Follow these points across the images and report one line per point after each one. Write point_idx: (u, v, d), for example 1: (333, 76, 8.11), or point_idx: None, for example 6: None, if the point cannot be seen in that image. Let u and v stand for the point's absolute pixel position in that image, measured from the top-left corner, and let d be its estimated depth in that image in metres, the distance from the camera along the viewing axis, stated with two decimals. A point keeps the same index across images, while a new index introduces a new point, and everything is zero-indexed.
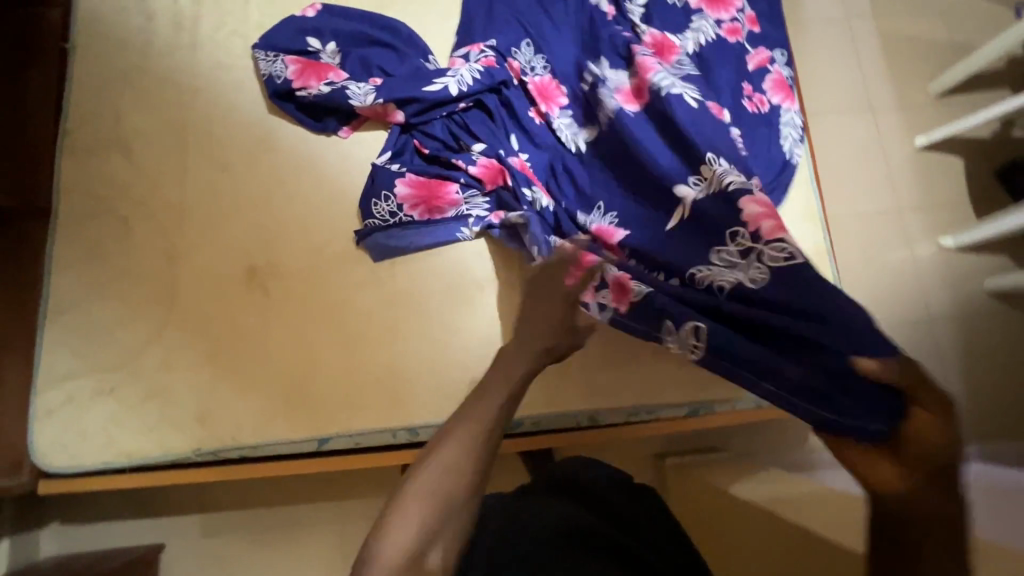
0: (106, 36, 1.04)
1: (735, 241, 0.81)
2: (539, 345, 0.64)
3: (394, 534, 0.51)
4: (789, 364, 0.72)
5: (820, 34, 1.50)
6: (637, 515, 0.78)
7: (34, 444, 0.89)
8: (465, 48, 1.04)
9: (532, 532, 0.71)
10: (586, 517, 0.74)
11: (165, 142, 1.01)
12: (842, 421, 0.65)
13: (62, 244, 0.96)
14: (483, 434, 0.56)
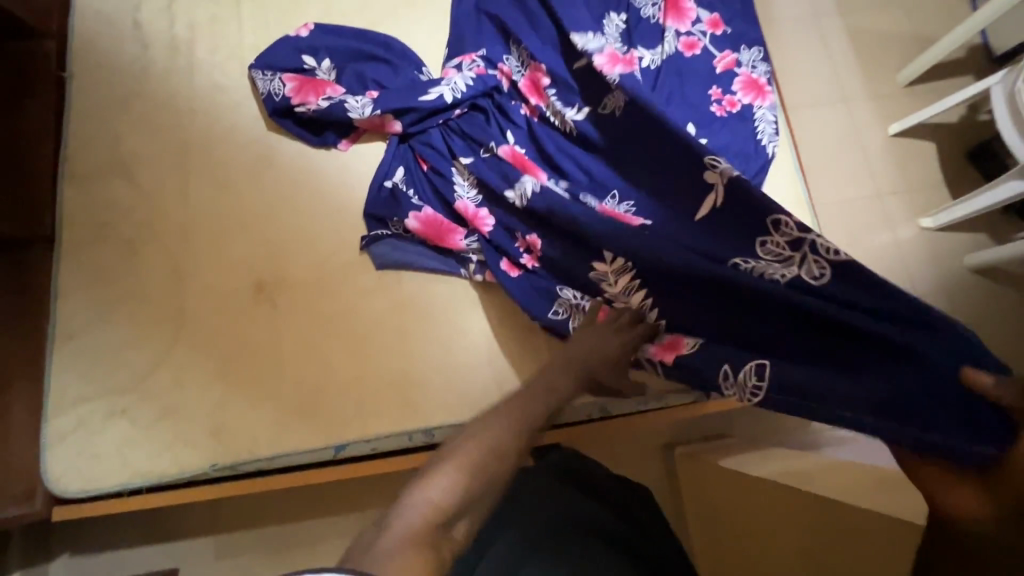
0: (102, 65, 1.06)
1: (779, 230, 0.72)
2: (576, 373, 0.73)
3: (433, 485, 0.54)
4: (867, 382, 0.63)
5: (791, 32, 1.56)
6: (640, 513, 0.81)
7: (47, 470, 0.88)
8: (458, 58, 1.08)
9: (549, 529, 0.72)
10: (601, 514, 0.76)
11: (166, 164, 1.02)
12: (947, 444, 0.57)
13: (67, 269, 0.97)
14: (523, 433, 0.62)
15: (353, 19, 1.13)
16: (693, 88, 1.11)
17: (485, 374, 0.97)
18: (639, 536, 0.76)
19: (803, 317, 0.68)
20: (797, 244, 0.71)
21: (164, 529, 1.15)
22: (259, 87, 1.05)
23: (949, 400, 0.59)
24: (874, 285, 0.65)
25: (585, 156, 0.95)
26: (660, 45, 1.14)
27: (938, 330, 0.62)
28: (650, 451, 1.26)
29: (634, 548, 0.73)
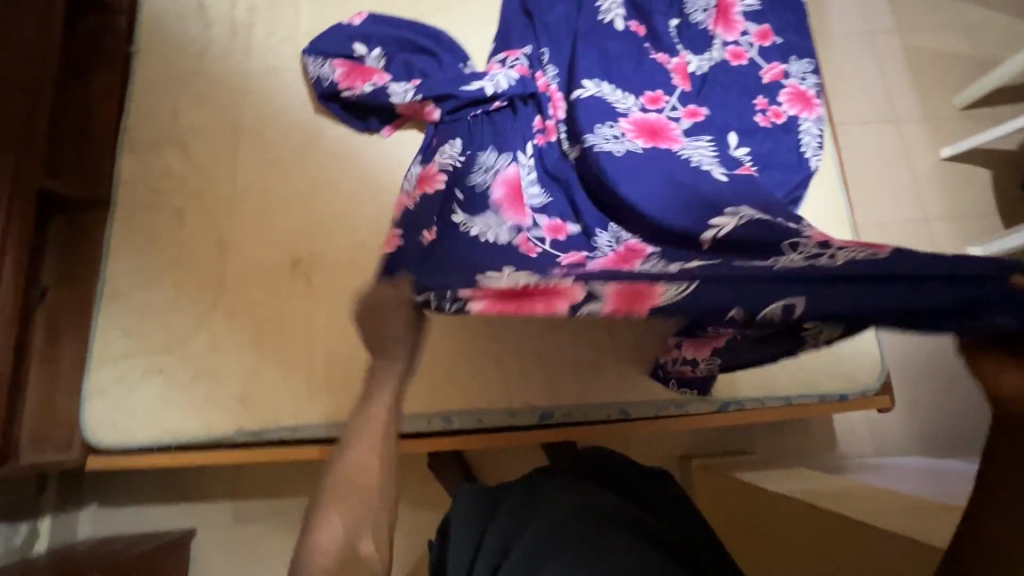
0: (167, 41, 1.11)
1: (795, 250, 0.60)
2: (404, 353, 0.72)
3: (326, 533, 0.57)
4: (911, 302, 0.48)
5: (843, 47, 1.53)
6: (653, 494, 0.81)
7: (87, 420, 0.93)
8: (502, 55, 1.10)
9: (559, 511, 0.74)
10: (610, 496, 0.76)
11: (218, 139, 1.07)
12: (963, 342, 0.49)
13: (119, 231, 1.02)
14: (383, 436, 0.66)
15: (404, 11, 1.16)
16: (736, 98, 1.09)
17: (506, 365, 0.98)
18: (660, 522, 0.75)
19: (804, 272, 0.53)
20: (817, 255, 0.57)
21: (188, 489, 1.19)
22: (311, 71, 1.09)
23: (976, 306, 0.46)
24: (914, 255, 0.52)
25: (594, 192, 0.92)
26: (709, 51, 1.13)
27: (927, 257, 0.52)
28: (666, 461, 1.25)
29: (655, 532, 0.72)
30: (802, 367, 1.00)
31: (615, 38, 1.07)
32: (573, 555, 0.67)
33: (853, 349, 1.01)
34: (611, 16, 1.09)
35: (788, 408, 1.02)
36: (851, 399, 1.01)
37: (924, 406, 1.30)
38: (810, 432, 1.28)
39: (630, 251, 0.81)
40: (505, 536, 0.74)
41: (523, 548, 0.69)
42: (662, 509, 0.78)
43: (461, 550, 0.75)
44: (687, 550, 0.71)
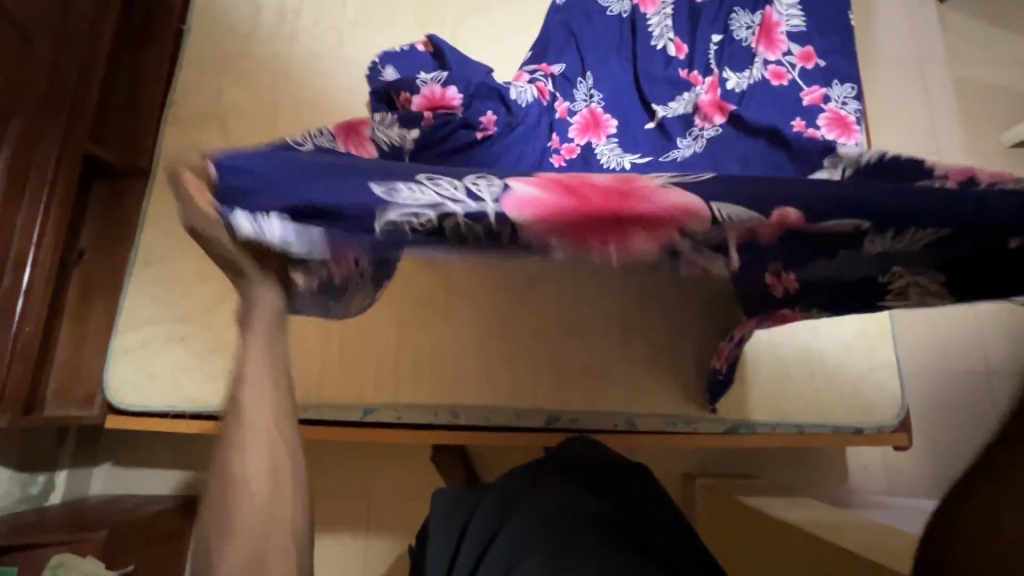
0: (217, 22, 1.15)
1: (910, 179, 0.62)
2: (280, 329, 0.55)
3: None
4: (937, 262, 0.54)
5: (889, 76, 1.49)
6: (641, 500, 0.78)
7: (108, 381, 0.96)
8: (534, 67, 1.10)
9: (542, 514, 0.72)
10: (594, 503, 0.74)
11: (258, 119, 1.10)
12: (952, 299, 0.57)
13: (156, 201, 1.05)
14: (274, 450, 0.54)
15: (448, 8, 1.17)
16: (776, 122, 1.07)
17: (517, 366, 0.98)
18: (643, 516, 0.75)
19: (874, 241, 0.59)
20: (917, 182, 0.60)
21: (197, 457, 1.22)
22: (372, 86, 1.05)
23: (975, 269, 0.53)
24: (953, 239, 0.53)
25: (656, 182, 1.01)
26: (749, 69, 1.11)
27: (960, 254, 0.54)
28: (670, 478, 1.23)
29: (639, 528, 0.72)
30: (818, 397, 0.98)
31: (658, 65, 1.10)
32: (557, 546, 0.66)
33: (872, 382, 0.99)
34: (662, 44, 1.11)
35: (801, 435, 0.99)
36: (868, 433, 0.98)
37: (941, 448, 1.27)
38: (822, 464, 1.25)
39: None
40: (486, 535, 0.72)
41: (505, 552, 0.68)
42: (648, 506, 0.77)
43: (440, 550, 0.73)
44: (677, 563, 0.69)
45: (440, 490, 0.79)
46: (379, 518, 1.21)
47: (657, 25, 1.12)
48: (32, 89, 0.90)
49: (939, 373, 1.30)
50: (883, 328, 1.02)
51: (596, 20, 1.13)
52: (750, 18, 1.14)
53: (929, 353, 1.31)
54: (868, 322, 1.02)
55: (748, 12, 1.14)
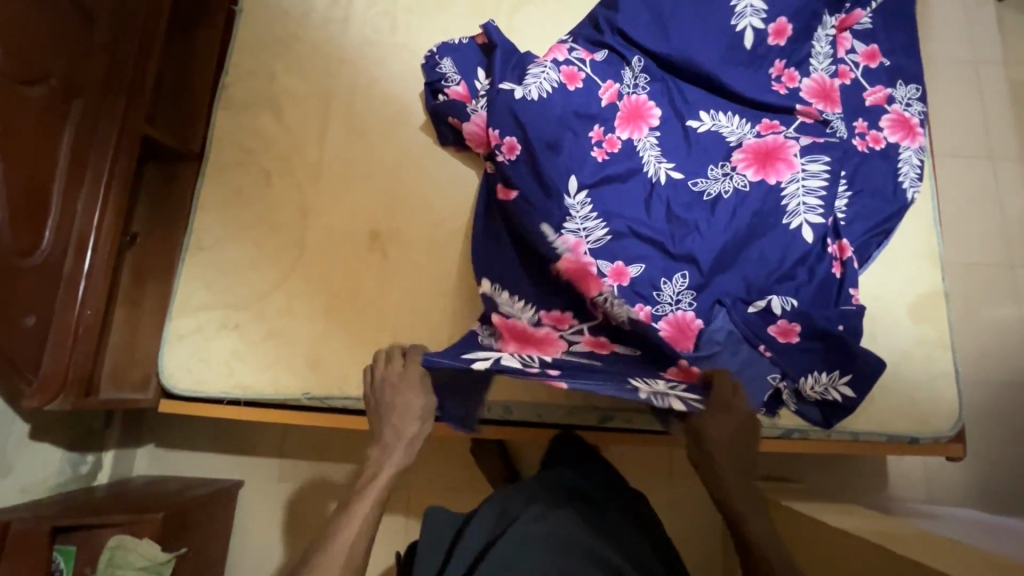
0: (269, 3, 1.13)
1: (711, 336, 0.95)
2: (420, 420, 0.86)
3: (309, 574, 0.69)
4: (837, 374, 0.95)
5: (944, 74, 1.45)
6: (618, 522, 0.82)
7: (164, 364, 0.97)
8: (627, 100, 1.05)
9: (528, 538, 0.75)
10: (577, 529, 0.77)
11: (310, 105, 1.08)
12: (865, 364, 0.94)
13: (208, 186, 1.04)
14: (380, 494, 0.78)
15: None
16: (789, 259, 0.97)
17: None
18: (620, 519, 0.84)
19: (822, 406, 0.96)
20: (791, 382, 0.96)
21: (238, 441, 1.23)
22: (427, 77, 1.07)
23: (841, 350, 0.94)
24: (840, 360, 0.95)
25: (697, 208, 0.99)
26: (812, 64, 1.08)
27: (855, 356, 0.94)
28: None
29: (618, 536, 0.79)
30: (875, 406, 0.97)
31: (710, 159, 1.03)
32: (547, 556, 0.74)
33: (929, 392, 0.98)
34: (742, 24, 1.04)
35: (852, 442, 0.99)
36: (923, 442, 0.97)
37: (987, 457, 1.26)
38: (863, 470, 1.24)
39: (680, 325, 0.96)
40: (470, 540, 0.80)
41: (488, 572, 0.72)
42: (619, 520, 0.83)
43: (432, 553, 0.82)
44: None
45: (431, 509, 0.86)
46: (420, 507, 1.23)
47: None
48: (91, 69, 0.89)
49: (981, 382, 1.29)
50: (943, 337, 1.00)
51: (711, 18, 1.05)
52: (829, 23, 1.09)
53: (973, 362, 1.30)
54: (926, 330, 1.00)
55: (830, 13, 1.08)
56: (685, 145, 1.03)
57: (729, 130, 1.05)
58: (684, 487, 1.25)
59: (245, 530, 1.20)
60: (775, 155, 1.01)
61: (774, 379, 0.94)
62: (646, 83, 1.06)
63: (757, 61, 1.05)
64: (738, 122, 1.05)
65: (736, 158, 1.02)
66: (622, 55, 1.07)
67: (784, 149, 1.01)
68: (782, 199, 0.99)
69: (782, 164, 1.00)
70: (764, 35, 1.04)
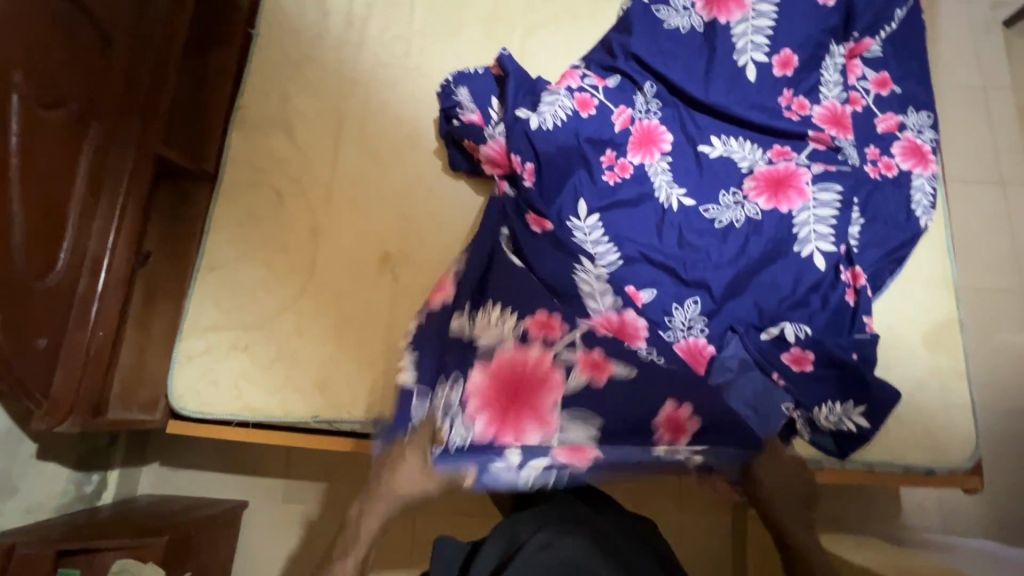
0: (284, 26, 1.14)
1: (725, 362, 0.94)
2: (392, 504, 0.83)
3: None
4: (850, 403, 0.94)
5: (953, 99, 1.46)
6: (631, 552, 0.80)
7: (173, 385, 0.97)
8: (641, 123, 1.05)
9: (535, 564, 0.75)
10: (587, 557, 0.76)
11: (323, 127, 1.09)
12: (880, 394, 0.93)
13: (221, 207, 1.05)
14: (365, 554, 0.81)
15: (517, 19, 1.15)
16: (802, 286, 0.97)
17: None
18: (634, 550, 0.81)
19: (836, 437, 0.95)
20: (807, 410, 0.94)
21: (243, 462, 1.22)
22: (442, 105, 1.07)
23: (855, 380, 0.93)
24: (855, 391, 0.93)
25: (709, 234, 0.99)
26: (823, 91, 1.08)
27: (870, 386, 0.93)
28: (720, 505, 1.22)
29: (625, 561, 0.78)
30: (890, 437, 0.96)
31: (723, 185, 1.02)
32: None
33: (944, 422, 0.97)
34: (744, 59, 1.05)
35: (869, 474, 0.97)
36: (940, 474, 0.96)
37: (1003, 487, 1.24)
38: (875, 499, 1.22)
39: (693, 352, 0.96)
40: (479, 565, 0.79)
41: None
42: (630, 548, 0.81)
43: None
44: None
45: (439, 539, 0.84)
46: (426, 530, 1.21)
47: (742, 34, 1.05)
48: (110, 93, 0.90)
49: (995, 410, 1.28)
50: (957, 367, 0.99)
51: (723, 46, 1.06)
52: (838, 53, 1.10)
53: (986, 388, 1.29)
54: (941, 359, 0.99)
55: (838, 42, 1.09)
56: (698, 171, 1.03)
57: (740, 155, 1.04)
58: (694, 514, 1.23)
59: (248, 553, 1.19)
60: (787, 181, 1.01)
61: (788, 407, 0.93)
62: (659, 108, 1.06)
63: (765, 89, 1.05)
64: (750, 147, 1.05)
65: (747, 184, 1.02)
66: (634, 81, 1.07)
67: (796, 176, 1.01)
68: (795, 227, 0.99)
69: (794, 192, 1.00)
70: (769, 67, 1.05)
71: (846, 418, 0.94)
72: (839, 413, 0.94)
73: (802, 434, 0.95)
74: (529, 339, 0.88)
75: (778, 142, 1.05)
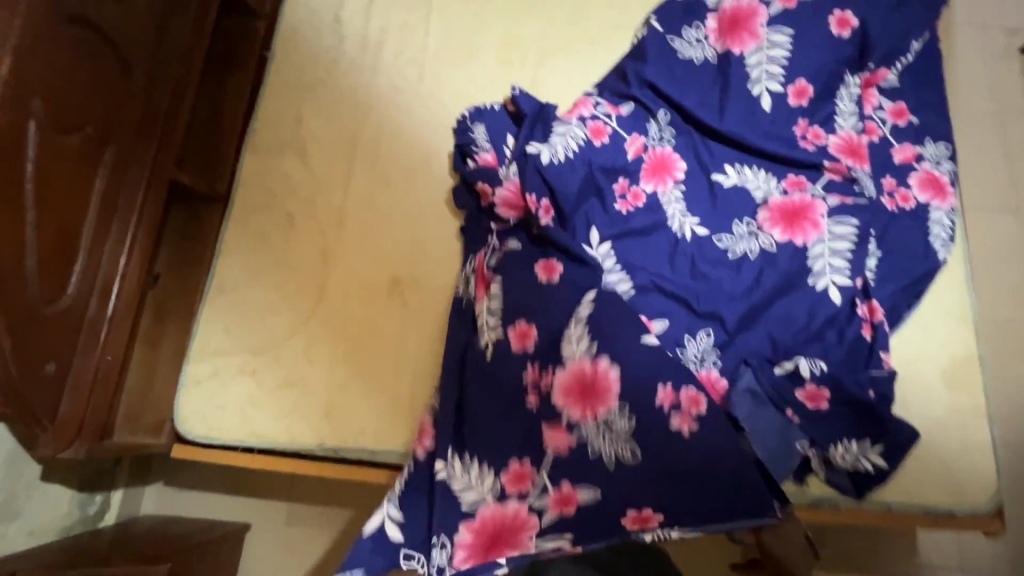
0: (299, 50, 1.15)
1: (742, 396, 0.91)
2: None
3: None
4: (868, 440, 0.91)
5: (970, 127, 1.44)
6: None
7: (179, 409, 0.96)
8: (654, 150, 1.04)
9: None
10: None
11: (335, 151, 1.09)
12: (898, 433, 0.90)
13: (232, 230, 1.05)
14: None
15: (531, 45, 1.15)
16: (817, 319, 0.95)
17: None
18: None
19: (852, 477, 0.92)
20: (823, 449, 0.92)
21: (247, 484, 1.21)
22: (457, 141, 1.07)
23: (872, 419, 0.91)
24: (871, 428, 0.91)
25: (723, 266, 0.98)
26: (839, 121, 1.07)
27: (888, 425, 0.90)
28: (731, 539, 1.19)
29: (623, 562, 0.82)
30: (908, 477, 0.93)
31: (737, 215, 1.01)
32: None
33: (964, 463, 0.94)
34: (759, 89, 1.04)
35: (886, 514, 0.94)
36: (959, 517, 0.93)
37: None
38: (891, 537, 1.19)
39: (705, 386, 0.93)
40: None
41: None
42: None
43: None
44: None
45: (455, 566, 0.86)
46: None
47: (756, 64, 1.05)
48: (128, 119, 0.91)
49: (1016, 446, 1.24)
50: (977, 406, 0.96)
51: (737, 75, 1.05)
52: (853, 83, 1.09)
53: (1007, 423, 1.26)
54: (960, 397, 0.97)
55: (854, 72, 1.09)
56: (711, 199, 1.02)
57: (755, 185, 1.03)
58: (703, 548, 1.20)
59: None
60: (802, 214, 1.00)
61: (803, 444, 0.91)
62: (672, 136, 1.06)
63: (779, 119, 1.04)
64: (764, 177, 1.04)
65: (762, 216, 1.01)
66: (647, 109, 1.07)
67: (811, 208, 1.00)
68: (810, 259, 0.97)
69: (809, 224, 0.99)
70: (785, 96, 1.04)
71: (863, 457, 0.91)
72: (855, 451, 0.91)
73: (818, 472, 0.93)
74: (505, 494, 0.87)
75: (793, 172, 1.04)
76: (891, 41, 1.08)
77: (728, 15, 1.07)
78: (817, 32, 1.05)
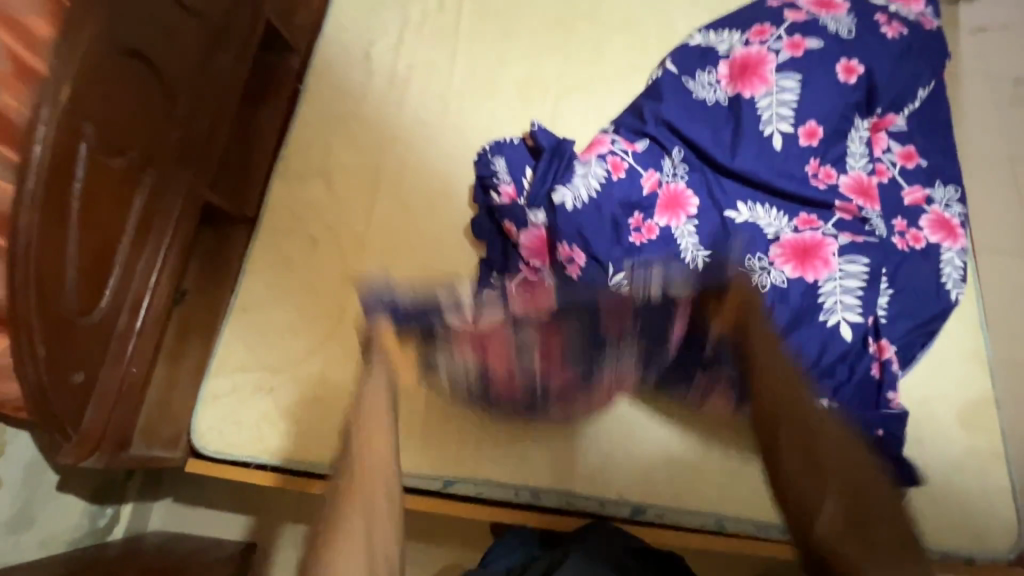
0: (331, 84, 1.21)
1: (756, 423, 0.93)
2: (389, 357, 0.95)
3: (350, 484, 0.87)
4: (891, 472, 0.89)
5: (980, 171, 1.47)
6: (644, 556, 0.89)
7: (197, 424, 0.99)
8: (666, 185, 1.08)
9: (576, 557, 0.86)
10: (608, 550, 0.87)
11: (360, 178, 1.14)
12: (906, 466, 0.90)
13: (258, 250, 1.09)
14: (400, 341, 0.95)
15: (551, 84, 1.21)
16: (829, 356, 0.95)
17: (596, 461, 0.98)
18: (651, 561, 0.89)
19: None
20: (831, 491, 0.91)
21: (256, 503, 1.21)
22: (478, 172, 1.11)
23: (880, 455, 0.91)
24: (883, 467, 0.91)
25: None
26: (850, 162, 1.10)
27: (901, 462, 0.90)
28: None
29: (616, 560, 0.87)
30: (927, 520, 0.91)
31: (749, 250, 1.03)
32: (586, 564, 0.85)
33: (983, 509, 0.92)
34: (770, 129, 1.08)
35: None
36: (980, 563, 0.91)
37: None
38: None
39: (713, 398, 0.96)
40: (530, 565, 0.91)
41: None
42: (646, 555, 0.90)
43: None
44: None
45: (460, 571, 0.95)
46: None
47: (767, 107, 1.08)
48: (168, 144, 0.96)
49: None
50: (995, 448, 0.96)
51: (749, 116, 1.08)
52: (863, 126, 1.12)
53: None
54: (977, 441, 0.96)
55: (863, 117, 1.12)
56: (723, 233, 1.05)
57: (766, 222, 1.06)
58: None
59: None
60: (812, 252, 1.01)
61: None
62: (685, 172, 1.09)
63: (791, 158, 1.07)
64: (776, 214, 1.06)
65: (772, 252, 1.03)
66: (661, 147, 1.11)
67: (823, 246, 1.01)
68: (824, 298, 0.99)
69: (821, 263, 1.00)
70: (796, 137, 1.07)
71: None
72: None
73: None
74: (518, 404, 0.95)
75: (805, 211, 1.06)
76: (899, 88, 1.12)
77: (738, 61, 1.12)
78: (826, 78, 1.09)
